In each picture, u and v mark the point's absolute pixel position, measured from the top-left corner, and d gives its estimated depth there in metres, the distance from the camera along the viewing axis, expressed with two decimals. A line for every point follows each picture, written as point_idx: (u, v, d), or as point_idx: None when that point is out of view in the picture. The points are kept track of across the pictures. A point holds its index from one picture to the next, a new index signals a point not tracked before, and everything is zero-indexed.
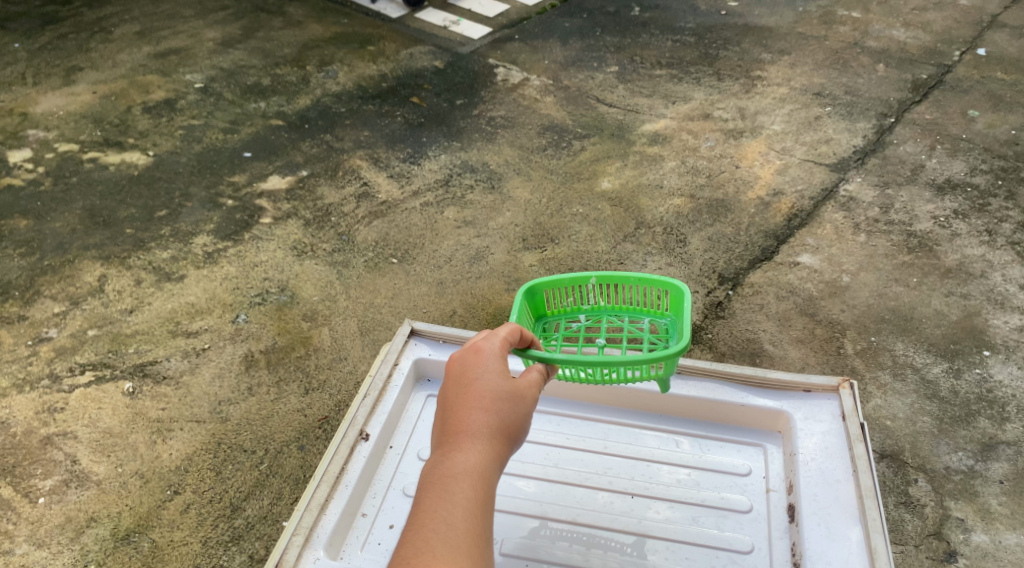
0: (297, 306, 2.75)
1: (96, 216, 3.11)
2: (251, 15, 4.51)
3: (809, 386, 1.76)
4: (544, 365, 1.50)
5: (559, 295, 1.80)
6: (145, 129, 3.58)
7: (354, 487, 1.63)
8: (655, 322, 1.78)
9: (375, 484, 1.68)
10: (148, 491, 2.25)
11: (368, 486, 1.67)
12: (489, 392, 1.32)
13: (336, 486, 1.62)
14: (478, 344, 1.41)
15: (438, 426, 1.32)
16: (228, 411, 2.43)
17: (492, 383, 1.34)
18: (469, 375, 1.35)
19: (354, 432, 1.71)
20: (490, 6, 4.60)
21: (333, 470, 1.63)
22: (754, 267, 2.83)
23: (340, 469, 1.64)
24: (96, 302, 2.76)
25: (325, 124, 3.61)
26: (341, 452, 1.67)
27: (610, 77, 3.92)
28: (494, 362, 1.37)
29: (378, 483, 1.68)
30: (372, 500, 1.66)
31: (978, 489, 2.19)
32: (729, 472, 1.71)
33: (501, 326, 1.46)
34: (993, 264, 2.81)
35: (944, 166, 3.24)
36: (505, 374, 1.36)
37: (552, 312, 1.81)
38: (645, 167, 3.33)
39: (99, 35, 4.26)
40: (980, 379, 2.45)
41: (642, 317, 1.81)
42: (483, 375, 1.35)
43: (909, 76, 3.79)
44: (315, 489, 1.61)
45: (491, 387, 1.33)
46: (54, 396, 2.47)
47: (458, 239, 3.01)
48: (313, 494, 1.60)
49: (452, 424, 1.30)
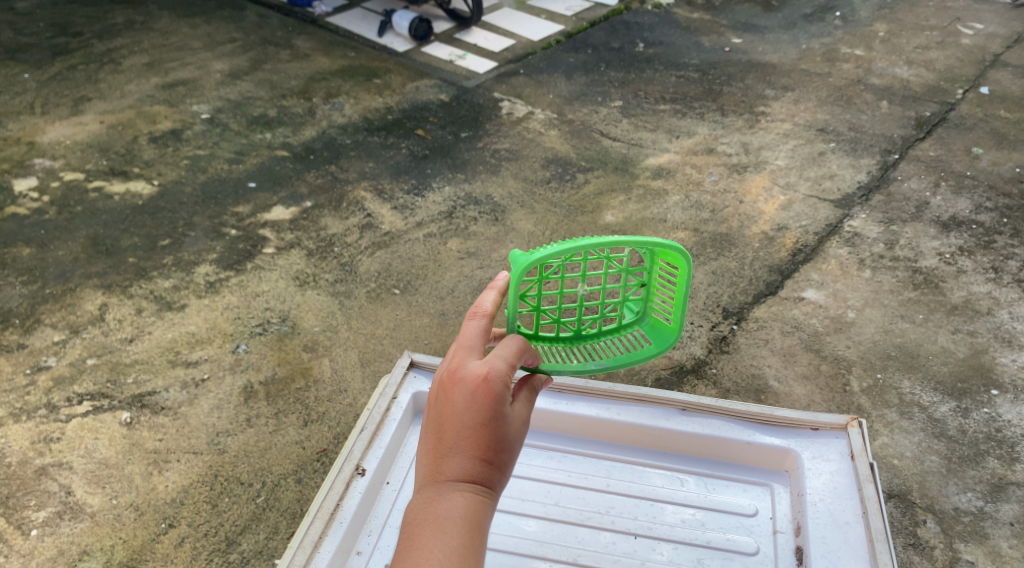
0: (298, 337, 2.73)
1: (99, 244, 3.11)
2: (258, 47, 4.56)
3: (817, 424, 1.73)
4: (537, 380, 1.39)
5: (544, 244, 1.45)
6: (150, 159, 3.59)
7: (349, 523, 1.60)
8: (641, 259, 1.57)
9: (370, 522, 1.65)
10: (143, 523, 2.21)
11: (363, 523, 1.64)
12: (487, 429, 1.23)
13: (331, 522, 1.59)
14: (477, 369, 1.27)
15: (429, 453, 1.25)
16: (226, 442, 2.40)
17: (495, 416, 1.24)
18: (463, 406, 1.24)
19: (349, 467, 1.68)
20: (496, 41, 4.65)
21: (327, 506, 1.61)
22: (759, 301, 2.81)
23: (335, 505, 1.61)
24: (96, 330, 2.75)
25: (331, 156, 3.63)
26: (336, 487, 1.64)
27: (614, 111, 3.94)
28: (498, 394, 1.25)
29: (374, 520, 1.65)
30: (367, 537, 1.63)
31: (989, 531, 2.14)
32: (735, 513, 1.67)
33: (510, 347, 1.31)
34: (1000, 301, 2.79)
35: (949, 204, 3.23)
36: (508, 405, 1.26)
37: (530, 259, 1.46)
38: (649, 200, 3.32)
39: (108, 67, 4.31)
40: (988, 418, 2.41)
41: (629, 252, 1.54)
42: (485, 410, 1.24)
43: (912, 114, 3.81)
44: (309, 526, 1.58)
45: (494, 424, 1.24)
46: (51, 426, 2.45)
47: (462, 270, 3.00)
48: (308, 530, 1.57)
49: (445, 460, 1.23)
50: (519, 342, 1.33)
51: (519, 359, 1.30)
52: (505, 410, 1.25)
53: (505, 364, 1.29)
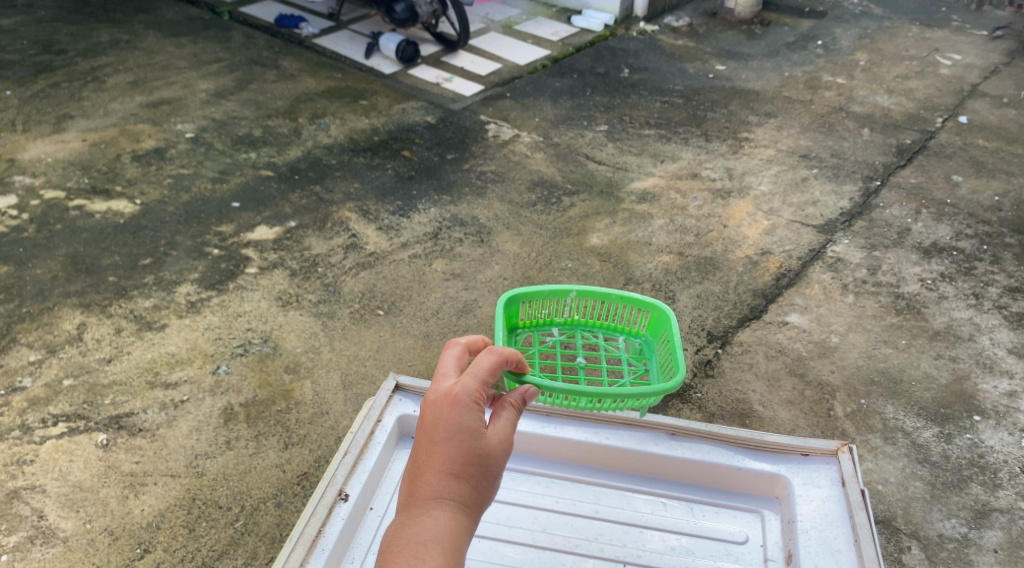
0: (280, 358, 2.70)
1: (78, 263, 3.07)
2: (245, 67, 4.56)
3: (807, 449, 1.71)
4: (494, 364, 1.40)
5: (533, 309, 2.18)
6: (133, 177, 3.56)
7: (331, 550, 1.57)
8: (631, 340, 2.21)
9: (354, 548, 1.62)
10: (117, 549, 2.16)
11: (346, 549, 1.61)
12: (459, 447, 1.30)
13: (313, 548, 1.56)
14: (449, 390, 1.35)
15: (406, 482, 1.31)
16: (205, 465, 2.36)
17: (467, 433, 1.31)
18: (439, 427, 1.32)
19: (332, 492, 1.65)
20: (482, 65, 4.68)
21: (309, 531, 1.58)
22: (743, 325, 2.82)
23: (316, 531, 1.58)
24: (73, 350, 2.70)
25: (316, 176, 3.62)
26: (318, 513, 1.61)
27: (599, 135, 3.97)
28: (466, 410, 1.32)
29: (357, 547, 1.62)
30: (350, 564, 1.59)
31: (973, 558, 2.14)
32: (724, 540, 1.66)
33: (482, 362, 1.39)
34: (981, 327, 2.82)
35: (929, 230, 3.26)
36: (478, 424, 1.33)
37: (526, 324, 2.18)
38: (634, 224, 3.34)
39: (91, 84, 4.28)
40: (971, 444, 2.42)
41: (617, 335, 2.22)
42: (453, 427, 1.31)
43: (893, 141, 3.86)
44: (290, 551, 1.55)
45: (466, 441, 1.30)
46: (24, 448, 2.39)
47: (447, 291, 2.99)
48: (288, 557, 1.55)
49: (420, 485, 1.28)
50: (494, 358, 1.39)
51: (491, 376, 1.37)
52: (473, 426, 1.32)
53: (474, 384, 1.36)
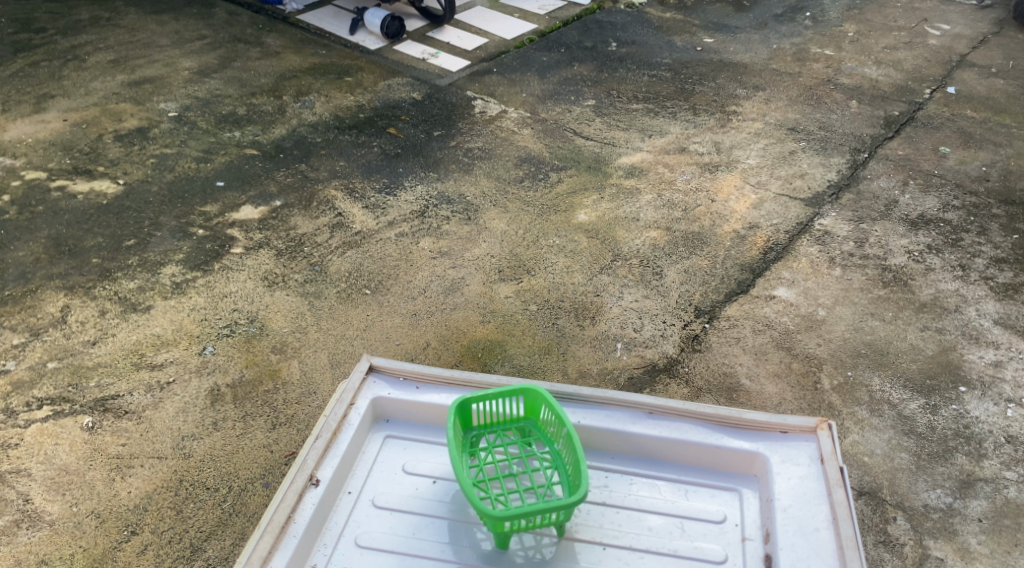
0: (266, 338, 2.69)
1: (61, 244, 3.03)
2: (228, 45, 4.49)
3: (786, 427, 1.70)
4: None
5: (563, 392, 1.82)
6: (115, 157, 3.52)
7: (301, 537, 1.53)
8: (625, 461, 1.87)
9: (325, 534, 1.58)
10: (104, 531, 2.15)
11: (317, 535, 1.57)
12: None
13: (281, 535, 1.51)
14: None
15: None
16: (192, 447, 2.35)
17: None
18: None
19: (302, 478, 1.60)
20: (468, 40, 4.62)
21: (278, 518, 1.53)
22: (730, 300, 2.82)
23: (286, 518, 1.53)
24: (57, 333, 2.68)
25: (301, 154, 3.57)
26: (288, 499, 1.56)
27: (587, 110, 3.93)
28: None
29: (329, 532, 1.59)
30: (321, 550, 1.56)
31: (957, 527, 2.15)
32: (703, 520, 1.63)
33: None
34: (967, 298, 2.82)
35: (917, 202, 3.26)
36: None
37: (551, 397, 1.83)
38: (622, 199, 3.32)
39: (72, 63, 4.21)
40: (957, 414, 2.43)
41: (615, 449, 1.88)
42: None
43: (881, 113, 3.84)
44: (258, 539, 1.50)
45: None
46: (8, 432, 2.38)
47: (434, 269, 2.97)
48: (256, 545, 1.50)
49: None
50: None
51: None
52: None
53: None
